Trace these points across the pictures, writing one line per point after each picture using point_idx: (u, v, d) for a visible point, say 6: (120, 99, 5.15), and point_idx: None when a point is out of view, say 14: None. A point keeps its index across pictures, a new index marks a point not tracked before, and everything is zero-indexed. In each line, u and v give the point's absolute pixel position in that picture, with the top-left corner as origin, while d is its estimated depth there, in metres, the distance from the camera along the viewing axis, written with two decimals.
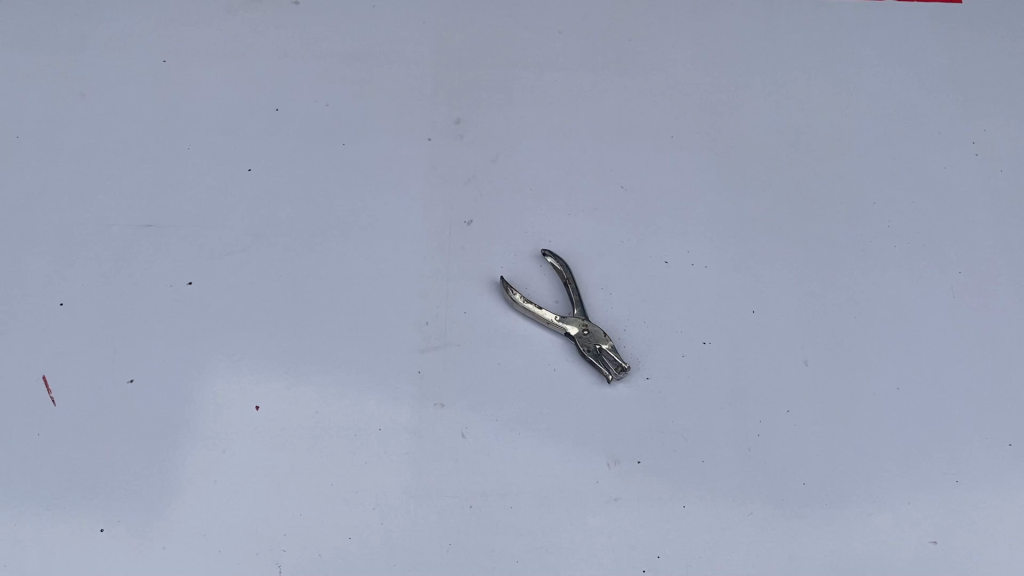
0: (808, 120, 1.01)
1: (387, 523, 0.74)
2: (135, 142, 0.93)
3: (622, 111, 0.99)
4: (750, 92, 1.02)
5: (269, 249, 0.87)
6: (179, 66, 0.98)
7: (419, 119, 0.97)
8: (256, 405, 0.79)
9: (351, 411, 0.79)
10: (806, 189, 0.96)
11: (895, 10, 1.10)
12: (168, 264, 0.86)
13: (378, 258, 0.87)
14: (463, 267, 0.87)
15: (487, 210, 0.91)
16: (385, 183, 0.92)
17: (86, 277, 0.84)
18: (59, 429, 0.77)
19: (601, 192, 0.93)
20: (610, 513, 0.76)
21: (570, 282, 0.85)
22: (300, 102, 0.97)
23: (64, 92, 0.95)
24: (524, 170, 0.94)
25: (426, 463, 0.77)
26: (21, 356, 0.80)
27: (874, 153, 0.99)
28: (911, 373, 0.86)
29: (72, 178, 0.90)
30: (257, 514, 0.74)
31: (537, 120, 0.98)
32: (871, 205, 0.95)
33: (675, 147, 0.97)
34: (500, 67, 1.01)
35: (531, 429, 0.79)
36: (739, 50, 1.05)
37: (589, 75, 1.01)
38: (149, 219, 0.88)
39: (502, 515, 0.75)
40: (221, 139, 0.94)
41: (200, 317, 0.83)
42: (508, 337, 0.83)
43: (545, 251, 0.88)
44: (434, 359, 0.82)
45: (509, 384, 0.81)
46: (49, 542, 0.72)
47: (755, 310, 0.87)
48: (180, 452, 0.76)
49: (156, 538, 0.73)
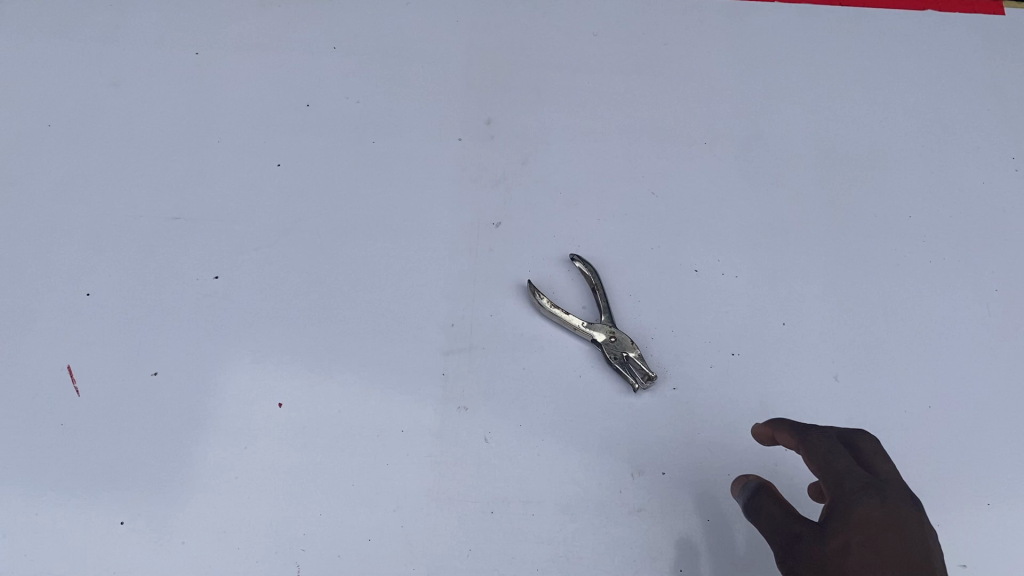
0: (844, 130, 0.99)
1: (408, 526, 0.74)
2: (165, 134, 0.93)
3: (655, 115, 0.98)
4: (785, 98, 1.00)
5: (295, 245, 0.87)
6: (211, 59, 0.98)
7: (450, 119, 0.96)
8: (279, 403, 0.79)
9: (374, 411, 0.78)
10: (841, 199, 0.94)
11: (936, 19, 1.08)
12: (196, 258, 0.86)
13: (404, 258, 0.87)
14: (490, 269, 0.86)
15: (516, 212, 0.90)
16: (413, 183, 0.91)
17: (114, 268, 0.85)
18: (82, 419, 0.77)
19: (632, 196, 0.92)
20: (632, 524, 0.75)
21: (597, 288, 0.84)
22: (330, 98, 0.97)
23: (96, 83, 0.96)
24: (554, 172, 0.93)
25: (448, 467, 0.76)
26: (47, 344, 0.80)
27: (911, 166, 0.97)
28: (945, 392, 0.84)
29: (102, 169, 0.90)
30: (278, 512, 0.74)
31: (568, 122, 0.97)
32: (907, 219, 0.94)
33: (707, 153, 0.96)
34: (533, 68, 1.00)
35: (554, 437, 0.78)
36: (774, 55, 1.03)
37: (623, 78, 1.00)
38: (177, 212, 0.88)
39: (523, 522, 0.74)
40: (251, 133, 0.94)
41: (225, 313, 0.83)
42: (534, 342, 0.83)
43: (574, 255, 0.87)
44: (458, 361, 0.81)
45: (533, 389, 0.80)
46: (68, 532, 0.72)
47: (786, 321, 0.86)
48: (202, 447, 0.76)
49: (177, 534, 0.73)
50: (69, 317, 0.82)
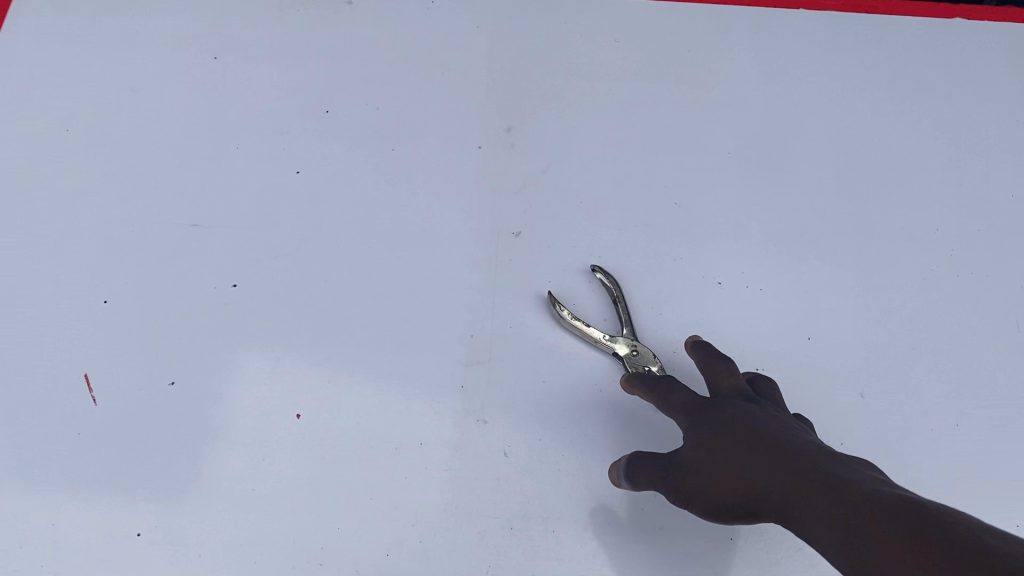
0: (870, 140, 0.97)
1: (427, 542, 0.73)
2: (184, 139, 0.93)
3: (677, 124, 0.96)
4: (809, 107, 0.99)
5: (314, 254, 0.86)
6: (230, 64, 0.98)
7: (470, 126, 0.95)
8: (297, 414, 0.78)
9: (393, 424, 0.78)
10: (867, 210, 0.93)
11: (963, 27, 1.06)
12: (214, 266, 0.85)
13: (423, 268, 0.86)
14: (510, 280, 0.85)
15: (537, 222, 0.89)
16: (433, 191, 0.91)
17: (132, 275, 0.84)
18: (98, 428, 0.76)
19: (654, 206, 0.91)
20: (654, 542, 0.74)
21: (619, 299, 0.83)
22: (350, 104, 0.96)
23: (115, 87, 0.95)
24: (575, 181, 0.92)
25: (467, 481, 0.75)
26: (64, 352, 0.80)
27: (938, 177, 0.96)
28: (973, 410, 0.82)
29: (121, 175, 0.90)
30: (295, 525, 0.73)
31: (590, 130, 0.96)
32: (934, 232, 0.92)
33: (731, 162, 0.94)
34: (554, 75, 0.99)
35: (575, 452, 0.77)
36: (798, 62, 1.02)
37: (645, 85, 0.99)
38: (195, 219, 0.88)
39: (543, 539, 0.74)
40: (270, 140, 0.93)
41: (243, 322, 0.82)
42: (554, 355, 0.82)
43: (595, 266, 0.86)
44: (478, 373, 0.80)
45: (554, 403, 0.79)
46: (84, 544, 0.72)
47: (811, 336, 0.84)
48: (219, 458, 0.76)
49: (193, 546, 0.72)
50: (86, 324, 0.81)
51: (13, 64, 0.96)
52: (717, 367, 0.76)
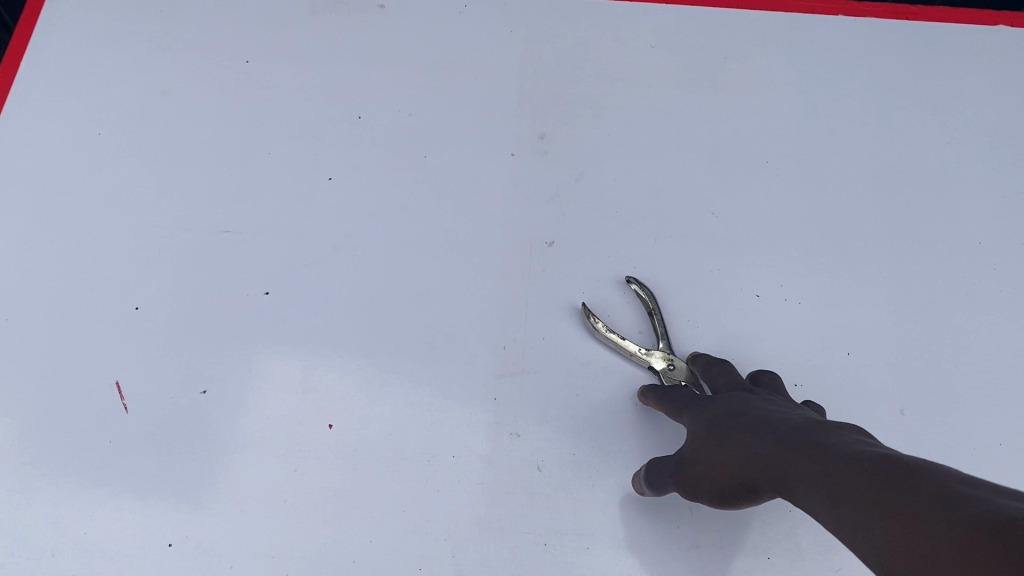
0: (910, 150, 0.95)
1: (459, 557, 0.72)
2: (216, 145, 0.92)
3: (714, 132, 0.95)
4: (847, 115, 0.97)
5: (346, 262, 0.85)
6: (263, 69, 0.97)
7: (504, 133, 0.94)
8: (329, 424, 0.77)
9: (425, 435, 0.77)
10: (907, 222, 0.91)
11: (1007, 35, 1.04)
12: (246, 273, 0.84)
13: (456, 277, 0.85)
14: (544, 291, 0.84)
15: (571, 231, 0.88)
16: (466, 199, 0.90)
17: (164, 282, 0.84)
18: (130, 436, 0.76)
19: (690, 216, 0.89)
20: (690, 561, 0.73)
21: (655, 312, 0.81)
22: (382, 110, 0.95)
23: (148, 92, 0.95)
24: (609, 190, 0.91)
25: (500, 496, 0.74)
26: (96, 359, 0.79)
27: (980, 189, 0.93)
28: (1018, 428, 0.80)
29: (154, 180, 0.90)
30: (326, 538, 0.72)
31: (624, 138, 0.94)
32: (977, 245, 0.90)
33: (768, 172, 0.93)
34: (588, 81, 0.98)
35: (610, 467, 0.76)
36: (836, 69, 1.00)
37: (681, 92, 0.97)
38: (227, 225, 0.87)
39: (576, 555, 0.72)
40: (302, 145, 0.92)
41: (275, 330, 0.82)
42: (589, 368, 0.81)
43: (630, 277, 0.84)
44: (511, 385, 0.79)
45: (588, 416, 0.78)
46: (115, 553, 0.71)
47: (850, 351, 0.83)
48: (251, 468, 0.75)
49: (225, 558, 0.71)
50: (119, 330, 0.81)
51: (47, 68, 0.96)
52: (724, 368, 0.74)
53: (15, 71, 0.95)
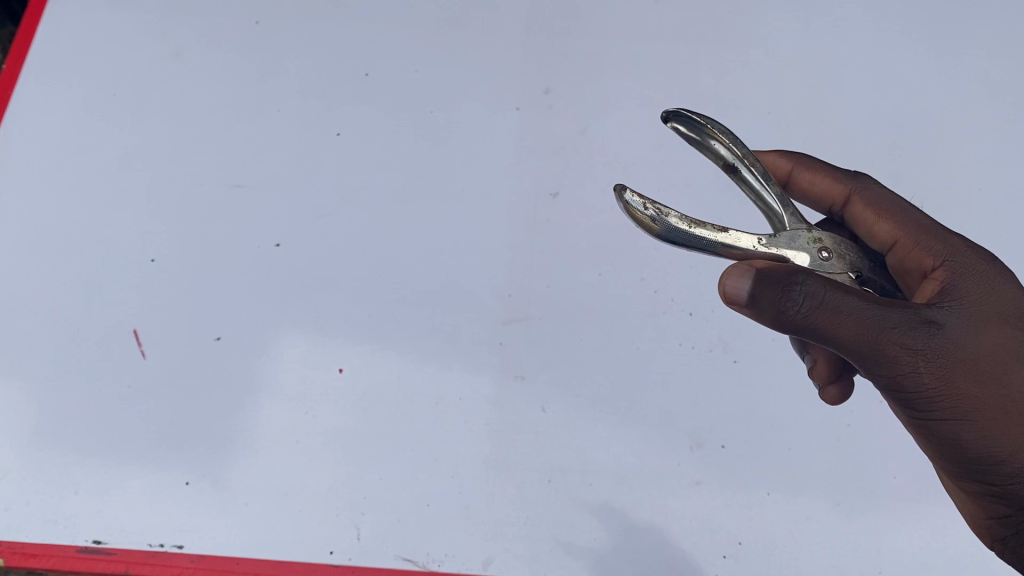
0: (913, 100, 0.96)
1: (466, 493, 0.74)
2: (227, 102, 0.93)
3: (718, 84, 0.95)
4: (853, 69, 0.97)
5: (355, 214, 0.87)
6: (270, 28, 0.98)
7: (509, 88, 0.95)
8: (340, 368, 0.79)
9: (433, 379, 0.79)
10: (910, 171, 0.91)
11: None
12: (257, 226, 0.86)
13: (462, 228, 0.87)
14: (548, 240, 0.86)
15: (575, 184, 0.89)
16: (473, 152, 0.91)
17: (177, 234, 0.86)
18: (148, 382, 0.78)
19: (694, 168, 0.90)
20: (690, 497, 0.75)
21: (718, 143, 0.60)
22: (389, 66, 0.96)
23: (157, 53, 0.96)
24: (613, 144, 0.92)
25: (505, 435, 0.77)
26: (114, 309, 0.82)
27: (983, 137, 0.94)
28: None
29: (167, 137, 0.91)
30: (337, 476, 0.75)
31: (629, 92, 0.95)
32: (977, 191, 0.91)
33: (772, 123, 0.93)
34: (593, 37, 0.98)
35: (612, 408, 0.78)
36: (842, 25, 1.00)
37: (686, 46, 0.98)
38: (238, 180, 0.89)
39: (580, 491, 0.75)
40: (310, 102, 0.93)
41: (286, 279, 0.83)
42: (593, 314, 0.82)
43: (670, 117, 0.61)
44: (517, 332, 0.81)
45: (592, 361, 0.80)
46: (136, 491, 0.74)
47: None
48: (266, 410, 0.77)
49: (240, 495, 0.74)
50: (135, 281, 0.83)
51: (60, 31, 0.97)
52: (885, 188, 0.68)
53: (30, 36, 0.96)
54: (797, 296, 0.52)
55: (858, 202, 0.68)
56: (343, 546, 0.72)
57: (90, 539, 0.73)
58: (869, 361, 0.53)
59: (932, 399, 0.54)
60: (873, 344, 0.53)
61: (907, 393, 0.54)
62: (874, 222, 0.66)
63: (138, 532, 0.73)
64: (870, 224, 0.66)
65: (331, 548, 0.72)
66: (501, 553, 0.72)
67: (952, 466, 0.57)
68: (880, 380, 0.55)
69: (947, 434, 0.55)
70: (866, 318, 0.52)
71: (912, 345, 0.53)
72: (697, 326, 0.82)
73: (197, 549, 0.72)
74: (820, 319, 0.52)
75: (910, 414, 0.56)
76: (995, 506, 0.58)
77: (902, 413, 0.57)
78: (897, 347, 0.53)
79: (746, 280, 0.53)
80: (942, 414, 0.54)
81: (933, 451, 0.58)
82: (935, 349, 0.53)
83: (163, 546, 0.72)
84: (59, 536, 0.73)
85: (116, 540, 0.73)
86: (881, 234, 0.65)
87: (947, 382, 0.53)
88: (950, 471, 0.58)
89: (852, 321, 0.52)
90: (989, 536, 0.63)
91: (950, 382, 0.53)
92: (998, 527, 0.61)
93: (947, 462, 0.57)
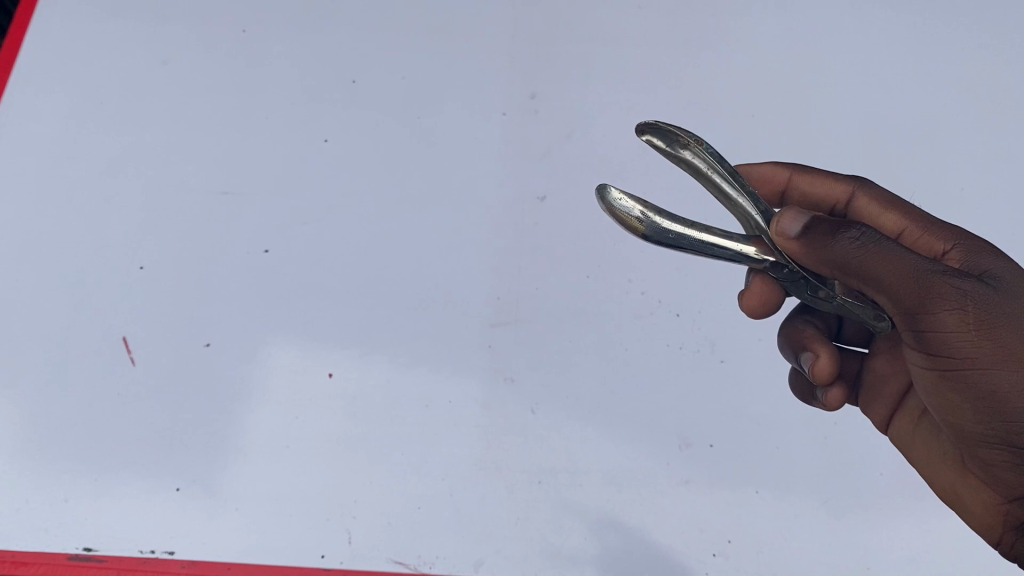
0: (895, 101, 0.97)
1: (457, 496, 0.75)
2: (214, 109, 0.94)
3: (702, 88, 0.96)
4: (837, 72, 0.98)
5: (342, 220, 0.87)
6: (256, 36, 0.98)
7: (495, 93, 0.95)
8: (329, 372, 0.79)
9: (422, 383, 0.79)
10: (892, 171, 0.92)
11: None
12: (245, 232, 0.86)
13: (450, 232, 0.87)
14: (535, 244, 0.87)
15: (561, 188, 0.90)
16: (460, 157, 0.91)
17: (165, 242, 0.86)
18: (138, 390, 0.78)
19: (679, 169, 0.91)
20: (679, 497, 0.76)
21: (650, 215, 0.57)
22: (376, 73, 0.96)
23: (144, 61, 0.96)
24: (599, 149, 0.93)
25: (495, 437, 0.77)
26: (103, 318, 0.82)
27: (964, 136, 0.94)
28: None
29: (154, 145, 0.92)
30: (329, 481, 0.75)
31: (614, 96, 0.96)
32: (959, 190, 0.91)
33: (756, 127, 0.94)
34: (579, 42, 0.99)
35: (600, 409, 0.78)
36: (824, 28, 1.01)
37: (670, 51, 0.98)
38: (226, 187, 0.89)
39: (570, 492, 0.75)
40: (297, 109, 0.94)
41: (275, 286, 0.84)
42: (580, 317, 0.83)
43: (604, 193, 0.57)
44: (505, 335, 0.82)
45: (580, 363, 0.81)
46: (127, 498, 0.74)
47: None
48: (255, 415, 0.78)
49: (231, 500, 0.74)
50: (124, 289, 0.83)
51: (48, 39, 0.97)
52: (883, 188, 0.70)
53: (19, 44, 0.96)
54: (853, 232, 0.54)
55: (862, 197, 0.69)
56: (335, 549, 0.72)
57: (81, 546, 0.72)
58: (914, 306, 0.54)
59: (972, 348, 0.55)
60: (920, 289, 0.54)
61: (949, 338, 0.55)
62: (880, 213, 0.68)
63: (129, 539, 0.73)
64: (876, 215, 0.68)
65: (322, 552, 0.72)
66: (492, 555, 0.73)
67: (980, 424, 0.58)
68: (919, 326, 0.55)
69: (985, 387, 0.56)
70: (911, 262, 0.54)
71: (959, 290, 0.54)
72: (683, 327, 0.83)
73: (189, 555, 0.72)
74: (871, 256, 0.54)
75: (941, 367, 0.57)
76: (1012, 473, 0.59)
77: (933, 370, 0.58)
78: (943, 292, 0.54)
79: (805, 215, 0.55)
80: (984, 365, 0.55)
81: (959, 414, 0.59)
82: (977, 295, 0.55)
83: (155, 552, 0.73)
84: (49, 544, 0.73)
85: (106, 547, 0.73)
86: (887, 226, 0.68)
87: (988, 329, 0.54)
88: (972, 431, 0.59)
89: (900, 261, 0.54)
90: (1002, 519, 0.63)
91: (993, 328, 0.54)
92: (1014, 499, 0.61)
93: (977, 421, 0.58)
